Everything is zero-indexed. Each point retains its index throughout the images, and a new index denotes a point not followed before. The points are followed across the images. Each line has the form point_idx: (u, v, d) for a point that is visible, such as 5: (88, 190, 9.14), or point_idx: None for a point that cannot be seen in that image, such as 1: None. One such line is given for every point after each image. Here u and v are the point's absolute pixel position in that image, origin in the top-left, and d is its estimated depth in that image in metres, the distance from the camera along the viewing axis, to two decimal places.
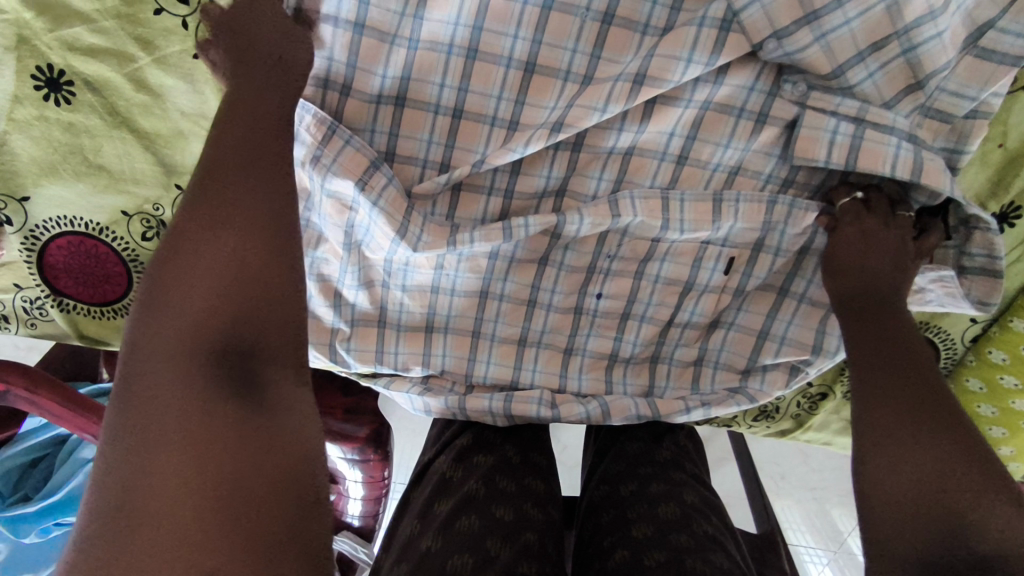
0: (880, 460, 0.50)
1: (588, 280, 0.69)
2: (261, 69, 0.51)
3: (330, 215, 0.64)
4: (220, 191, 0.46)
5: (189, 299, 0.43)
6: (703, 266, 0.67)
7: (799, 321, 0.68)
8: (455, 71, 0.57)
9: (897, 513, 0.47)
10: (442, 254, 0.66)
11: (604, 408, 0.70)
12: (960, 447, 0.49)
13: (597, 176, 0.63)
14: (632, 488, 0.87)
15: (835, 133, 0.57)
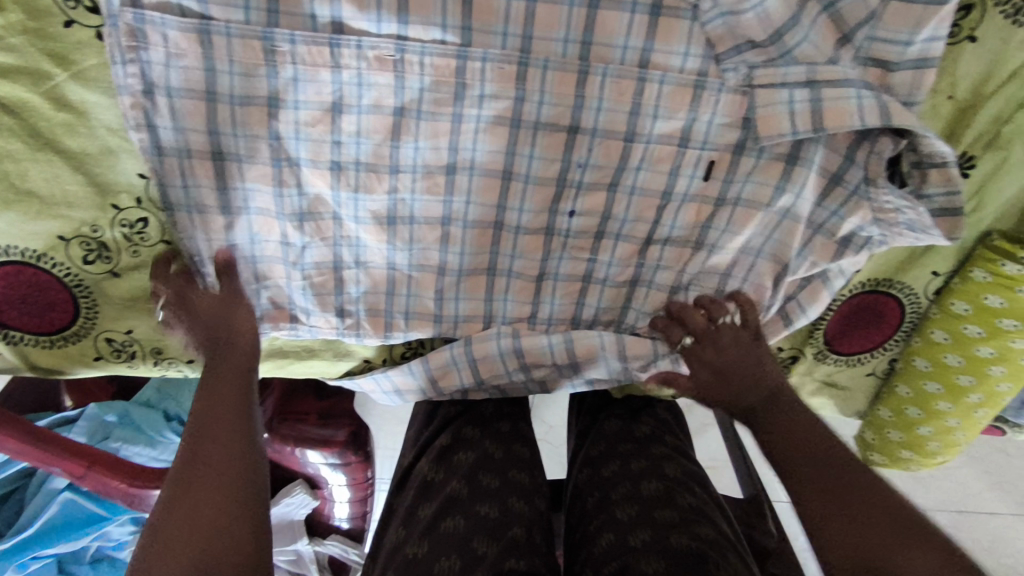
0: (821, 516, 0.54)
1: (548, 242, 0.65)
2: (221, 332, 0.61)
3: (257, 184, 0.58)
4: (204, 444, 0.54)
5: (192, 507, 0.51)
6: (663, 223, 0.64)
7: (754, 279, 0.67)
8: (377, 64, 0.54)
9: (839, 569, 0.52)
10: (393, 221, 0.62)
11: (569, 346, 0.70)
12: (813, 476, 0.56)
13: (528, 155, 0.60)
14: (613, 468, 0.89)
15: (792, 103, 0.56)
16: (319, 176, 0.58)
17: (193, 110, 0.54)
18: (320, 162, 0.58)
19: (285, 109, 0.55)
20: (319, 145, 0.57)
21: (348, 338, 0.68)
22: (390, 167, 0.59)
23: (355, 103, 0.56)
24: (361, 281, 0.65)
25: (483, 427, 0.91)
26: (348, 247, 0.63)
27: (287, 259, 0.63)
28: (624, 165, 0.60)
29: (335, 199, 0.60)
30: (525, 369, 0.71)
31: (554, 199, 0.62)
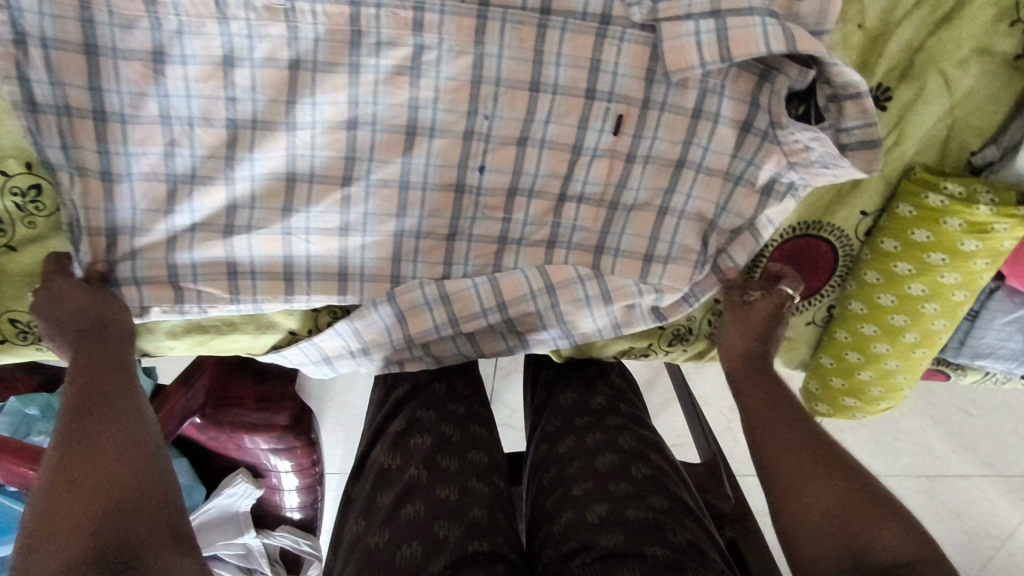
0: (795, 490, 0.55)
1: (458, 201, 0.63)
2: (81, 319, 0.56)
3: (141, 146, 0.56)
4: (80, 444, 0.49)
5: (71, 515, 0.45)
6: (575, 177, 0.63)
7: (679, 240, 0.66)
8: (262, 9, 0.52)
9: (810, 541, 0.52)
10: (291, 180, 0.60)
11: (493, 285, 0.67)
12: (788, 457, 0.56)
13: (432, 108, 0.58)
14: (570, 442, 0.85)
15: (698, 34, 0.54)
16: (214, 134, 0.56)
17: (72, 62, 0.52)
18: (214, 120, 0.56)
19: (172, 64, 0.53)
20: (211, 100, 0.55)
21: (243, 305, 0.64)
22: (287, 124, 0.57)
23: (247, 56, 0.54)
24: (256, 245, 0.62)
25: (439, 407, 0.86)
26: (243, 210, 0.60)
27: (172, 225, 0.60)
28: (531, 118, 0.60)
29: (228, 159, 0.58)
30: (455, 322, 0.68)
31: (463, 152, 0.61)
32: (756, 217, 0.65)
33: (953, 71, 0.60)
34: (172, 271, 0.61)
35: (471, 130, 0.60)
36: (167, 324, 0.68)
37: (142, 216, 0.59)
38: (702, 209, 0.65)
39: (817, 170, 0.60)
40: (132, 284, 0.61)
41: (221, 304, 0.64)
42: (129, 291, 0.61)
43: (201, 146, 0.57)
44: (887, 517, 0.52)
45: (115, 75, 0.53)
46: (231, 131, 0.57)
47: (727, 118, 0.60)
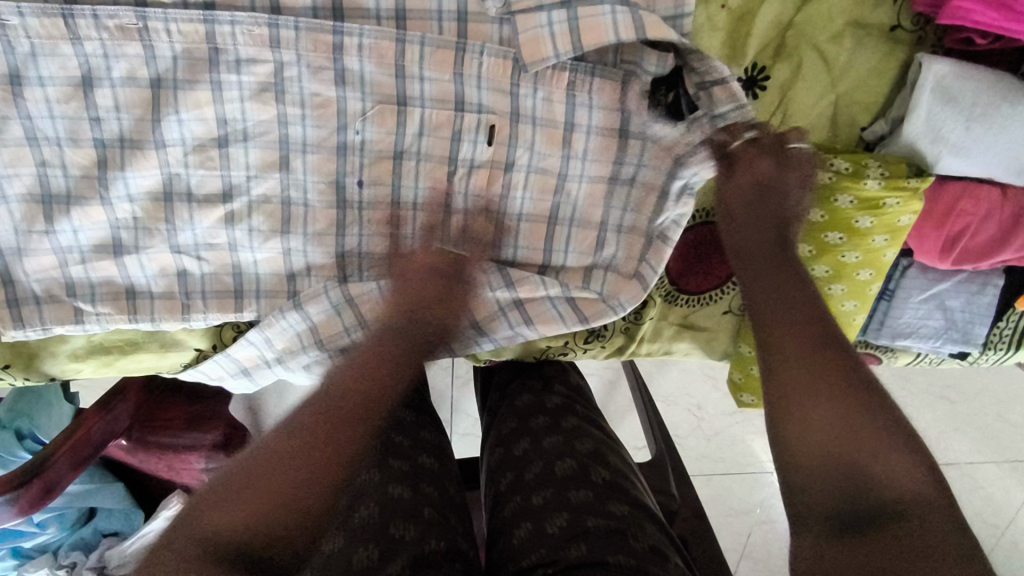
0: (801, 410, 0.46)
1: (342, 217, 0.64)
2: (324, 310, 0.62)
3: (12, 168, 0.56)
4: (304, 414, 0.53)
5: (241, 497, 0.47)
6: (456, 191, 0.64)
7: (574, 248, 0.68)
8: (110, 27, 0.52)
9: (811, 473, 0.44)
10: (170, 201, 0.60)
11: (397, 285, 0.65)
12: (797, 371, 0.48)
13: (301, 125, 0.59)
14: (524, 446, 0.77)
15: (552, 25, 0.56)
16: (83, 155, 0.57)
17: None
18: (81, 141, 0.56)
19: (30, 87, 0.53)
20: (78, 119, 0.55)
21: (142, 324, 0.65)
22: (155, 142, 0.57)
23: (106, 76, 0.54)
24: (150, 265, 0.63)
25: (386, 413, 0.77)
26: (127, 232, 0.61)
27: (58, 244, 0.61)
28: (405, 132, 0.61)
29: (101, 179, 0.58)
30: (363, 320, 0.66)
31: (339, 166, 0.61)
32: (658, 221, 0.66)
33: (828, 46, 0.60)
34: (70, 297, 0.63)
35: (345, 143, 0.60)
36: (71, 346, 0.68)
37: (24, 238, 0.60)
38: (590, 214, 0.66)
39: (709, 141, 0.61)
40: (33, 305, 0.62)
41: (122, 319, 0.64)
42: (30, 312, 0.62)
43: (72, 170, 0.57)
44: (888, 433, 0.44)
45: None
46: (101, 152, 0.57)
47: (597, 128, 0.62)
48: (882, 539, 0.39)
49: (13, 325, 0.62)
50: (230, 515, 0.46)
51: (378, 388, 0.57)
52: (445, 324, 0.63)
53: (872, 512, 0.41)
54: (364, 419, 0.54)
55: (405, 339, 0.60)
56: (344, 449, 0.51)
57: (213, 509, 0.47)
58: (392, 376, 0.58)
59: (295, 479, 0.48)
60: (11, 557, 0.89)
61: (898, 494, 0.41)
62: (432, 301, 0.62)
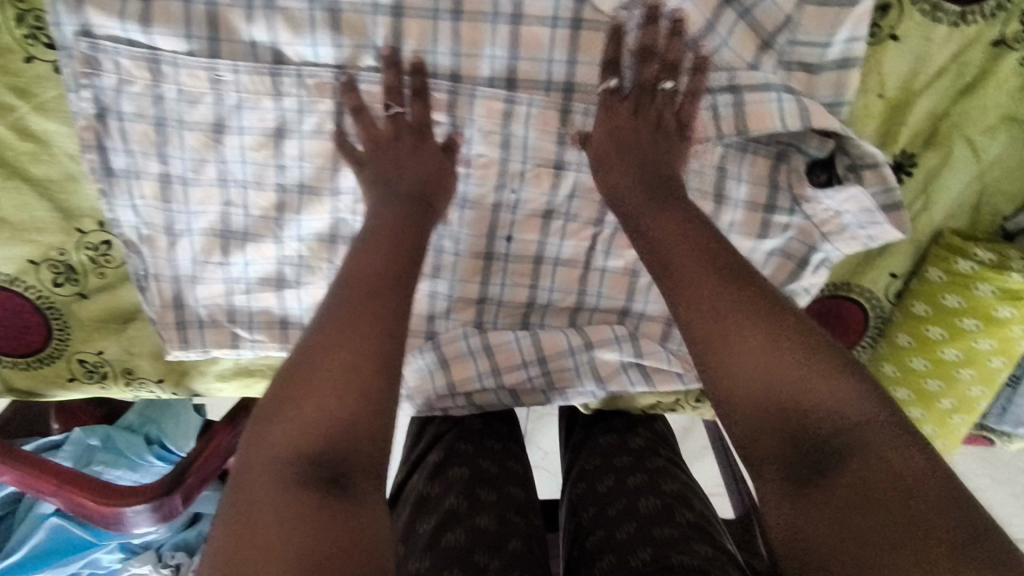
0: (727, 348, 0.48)
1: (488, 267, 0.67)
2: (413, 172, 0.57)
3: (201, 205, 0.62)
4: (354, 317, 0.49)
5: (291, 429, 0.45)
6: (598, 249, 0.67)
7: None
8: (309, 84, 0.57)
9: (762, 429, 0.46)
10: (334, 242, 0.64)
11: (535, 339, 0.70)
12: (728, 313, 0.49)
13: (464, 183, 0.63)
14: (608, 483, 0.81)
15: (716, 107, 0.59)
16: (265, 197, 0.61)
17: (143, 132, 0.58)
18: (265, 184, 0.61)
19: (230, 134, 0.58)
20: (267, 166, 0.60)
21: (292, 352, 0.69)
22: (331, 189, 0.62)
23: (298, 129, 0.59)
24: (307, 297, 0.67)
25: (475, 442, 0.85)
26: (291, 267, 0.66)
27: (229, 274, 0.66)
28: (557, 194, 0.64)
29: (277, 220, 0.63)
30: (496, 372, 0.71)
31: (492, 223, 0.65)
32: (789, 286, 0.66)
33: (979, 137, 0.61)
34: (231, 323, 0.68)
35: (500, 198, 0.64)
36: (220, 366, 0.72)
37: (201, 267, 0.65)
38: None
39: (853, 232, 0.62)
40: (197, 328, 0.68)
41: (274, 345, 0.69)
42: (194, 334, 0.68)
43: (253, 212, 0.62)
44: (839, 376, 0.46)
45: (179, 148, 0.59)
46: (282, 197, 0.62)
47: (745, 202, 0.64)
48: (840, 484, 0.43)
49: (179, 347, 0.68)
50: (280, 453, 0.45)
51: (400, 246, 0.54)
52: (444, 172, 0.58)
53: (820, 444, 0.44)
54: (400, 309, 0.51)
55: (399, 208, 0.56)
56: (381, 355, 0.48)
57: (293, 414, 0.46)
58: (401, 255, 0.54)
59: (342, 382, 0.47)
60: (120, 551, 0.95)
61: (844, 434, 0.44)
62: (431, 180, 0.57)
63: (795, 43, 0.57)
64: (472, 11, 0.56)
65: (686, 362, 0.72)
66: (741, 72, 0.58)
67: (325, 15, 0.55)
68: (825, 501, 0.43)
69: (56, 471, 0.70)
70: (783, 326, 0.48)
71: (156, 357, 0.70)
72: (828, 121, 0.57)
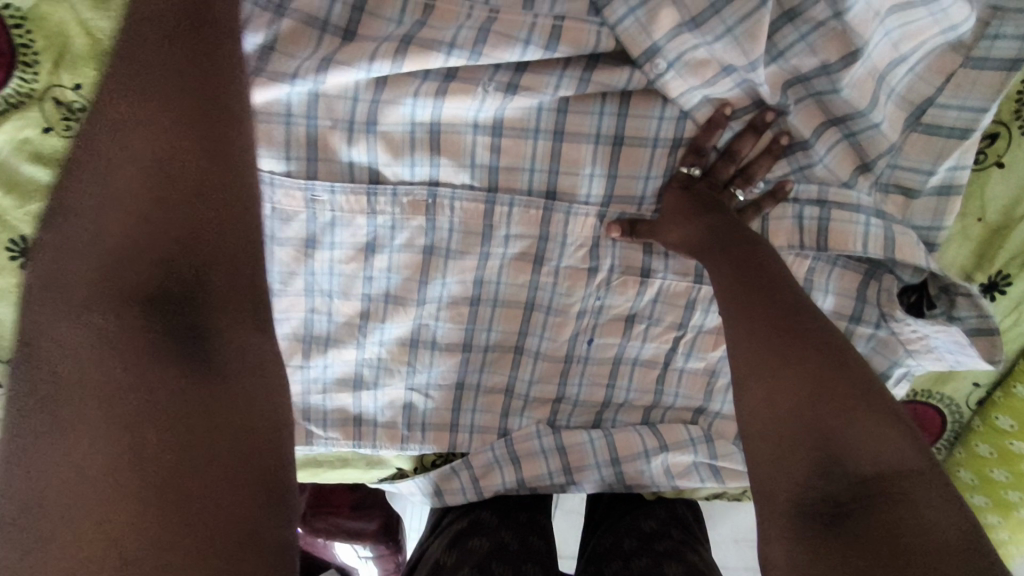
0: (758, 380, 0.45)
1: (567, 368, 0.66)
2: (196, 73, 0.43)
3: (285, 312, 0.61)
4: (171, 212, 0.40)
5: (102, 420, 0.35)
6: (680, 351, 0.66)
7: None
8: (403, 202, 0.56)
9: (781, 464, 0.43)
10: (415, 344, 0.64)
11: (610, 440, 0.69)
12: (780, 372, 0.45)
13: (550, 290, 0.62)
14: (615, 564, 0.69)
15: (801, 218, 0.58)
16: (350, 306, 0.61)
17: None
18: (351, 295, 0.60)
19: (321, 249, 0.58)
20: (356, 278, 0.59)
21: (364, 448, 0.68)
22: (417, 300, 0.61)
23: (389, 243, 0.58)
24: (382, 397, 0.66)
25: (504, 513, 0.75)
26: (370, 368, 0.65)
27: (307, 375, 0.65)
28: (641, 300, 0.63)
29: (361, 327, 0.62)
30: (568, 470, 0.69)
31: (574, 329, 0.64)
32: None
33: None
34: (305, 419, 0.66)
35: (582, 304, 0.63)
36: None
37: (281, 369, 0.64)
38: None
39: (939, 353, 0.59)
40: None
41: (347, 443, 0.67)
42: None
43: (337, 318, 0.61)
44: (877, 419, 0.43)
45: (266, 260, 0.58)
46: (367, 304, 0.61)
47: (829, 311, 0.62)
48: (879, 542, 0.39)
49: None
50: (101, 435, 0.34)
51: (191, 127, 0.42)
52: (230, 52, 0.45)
53: (853, 486, 0.41)
54: (194, 182, 0.41)
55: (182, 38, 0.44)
56: (204, 270, 0.40)
57: (106, 485, 0.34)
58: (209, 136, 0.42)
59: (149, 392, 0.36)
60: None
61: (878, 481, 0.41)
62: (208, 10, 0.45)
63: (898, 167, 0.56)
64: (572, 132, 0.55)
65: None
66: (833, 188, 0.57)
67: (423, 136, 0.55)
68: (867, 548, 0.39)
69: None
70: (820, 371, 0.44)
71: None
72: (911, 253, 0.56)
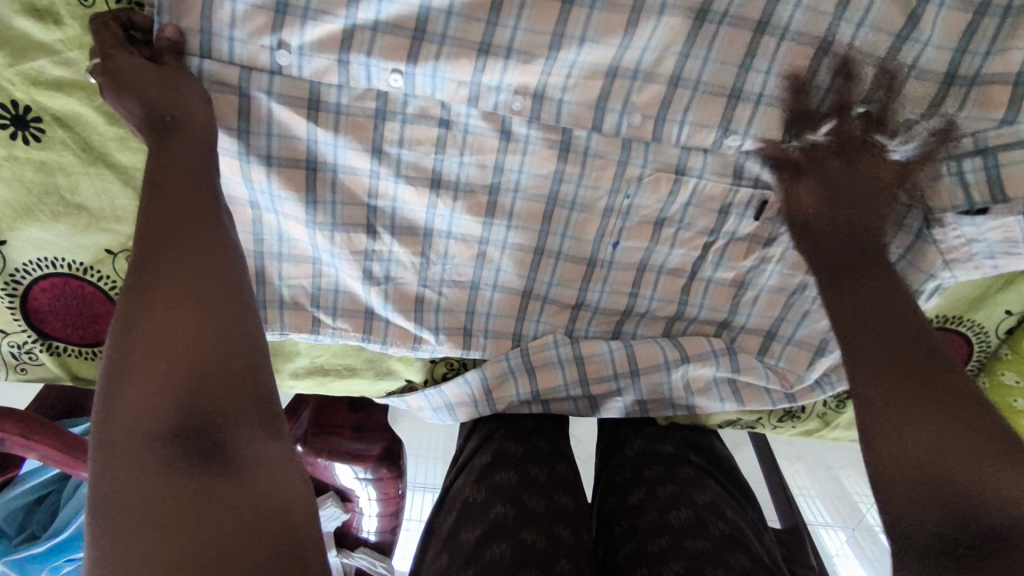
0: (854, 326, 0.47)
1: (589, 272, 0.63)
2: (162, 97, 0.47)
3: (282, 188, 0.57)
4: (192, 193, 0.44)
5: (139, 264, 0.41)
6: (708, 259, 0.62)
7: (808, 322, 0.65)
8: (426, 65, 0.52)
9: (912, 426, 0.42)
10: (429, 233, 0.61)
11: (629, 350, 0.66)
12: (840, 188, 0.51)
13: (576, 183, 0.58)
14: (639, 494, 0.70)
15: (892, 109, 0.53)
16: (356, 180, 0.58)
17: (226, 103, 0.53)
18: (360, 168, 0.57)
19: (326, 110, 0.55)
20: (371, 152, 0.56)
21: (372, 344, 0.65)
22: (435, 179, 0.58)
23: (397, 137, 0.56)
24: (389, 297, 0.63)
25: (523, 442, 0.74)
26: (380, 262, 0.62)
27: (318, 255, 0.61)
28: (673, 199, 0.59)
29: (371, 207, 0.59)
30: (585, 381, 0.67)
31: (599, 228, 0.60)
32: None
33: None
34: (313, 308, 0.63)
35: (609, 200, 0.59)
36: (294, 365, 0.68)
37: (289, 245, 0.61)
38: None
39: (980, 261, 0.58)
40: (276, 308, 0.63)
41: (353, 337, 0.65)
42: (273, 313, 0.63)
43: (339, 201, 0.58)
44: (966, 427, 0.41)
45: (275, 128, 0.55)
46: (375, 181, 0.58)
47: None
48: (962, 495, 0.39)
49: None
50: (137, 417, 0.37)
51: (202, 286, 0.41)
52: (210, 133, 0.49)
53: (943, 504, 0.39)
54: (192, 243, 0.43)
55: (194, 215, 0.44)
56: (236, 403, 0.39)
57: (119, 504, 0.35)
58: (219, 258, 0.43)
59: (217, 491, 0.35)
60: None
61: (1011, 508, 0.38)
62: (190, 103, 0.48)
63: (979, 81, 0.51)
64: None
65: (784, 380, 0.67)
66: (933, 50, 0.51)
67: None
68: (905, 473, 0.41)
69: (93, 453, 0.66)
70: (901, 306, 0.47)
71: None
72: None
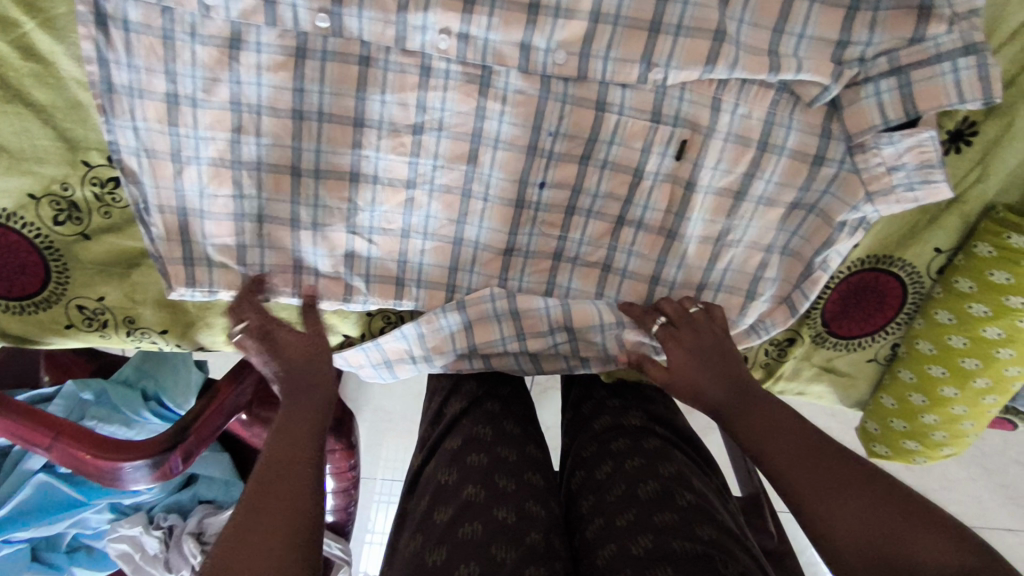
0: (816, 506, 0.48)
1: (517, 215, 0.63)
2: (303, 368, 0.57)
3: (210, 130, 0.57)
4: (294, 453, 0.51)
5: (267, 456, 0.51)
6: (635, 202, 0.63)
7: (735, 265, 0.66)
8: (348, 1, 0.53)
9: (846, 541, 0.46)
10: (355, 177, 0.60)
11: (565, 309, 0.67)
12: (731, 380, 0.58)
13: (497, 120, 0.58)
14: (608, 468, 0.67)
15: (802, 37, 0.54)
16: (279, 123, 0.57)
17: (147, 44, 0.53)
18: (281, 110, 0.57)
19: (247, 52, 0.54)
20: (296, 90, 0.56)
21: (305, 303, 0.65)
22: (355, 120, 0.58)
23: (319, 77, 0.56)
24: (319, 245, 0.63)
25: (492, 424, 0.69)
26: (306, 208, 0.61)
27: (240, 209, 0.60)
28: (595, 138, 0.60)
29: (295, 152, 0.59)
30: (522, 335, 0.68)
31: (525, 169, 0.61)
32: (822, 252, 0.63)
33: None
34: (240, 263, 0.62)
35: (533, 139, 0.59)
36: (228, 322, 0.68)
37: (210, 198, 0.60)
38: (760, 239, 0.65)
39: (900, 193, 0.58)
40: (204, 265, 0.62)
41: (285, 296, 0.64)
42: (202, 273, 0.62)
43: (264, 144, 0.58)
44: (923, 521, 0.45)
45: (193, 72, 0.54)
46: (297, 122, 0.57)
47: (792, 149, 0.60)
48: None
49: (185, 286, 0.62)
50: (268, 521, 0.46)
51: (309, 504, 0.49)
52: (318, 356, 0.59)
53: None
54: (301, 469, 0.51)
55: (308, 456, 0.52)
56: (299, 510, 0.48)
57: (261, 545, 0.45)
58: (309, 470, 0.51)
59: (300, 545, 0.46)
60: (109, 511, 0.83)
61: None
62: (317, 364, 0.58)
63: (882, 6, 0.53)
64: None
65: None
66: None
67: None
68: None
69: (48, 421, 0.62)
70: (835, 452, 0.50)
71: (160, 309, 0.65)
72: (938, 92, 0.54)
